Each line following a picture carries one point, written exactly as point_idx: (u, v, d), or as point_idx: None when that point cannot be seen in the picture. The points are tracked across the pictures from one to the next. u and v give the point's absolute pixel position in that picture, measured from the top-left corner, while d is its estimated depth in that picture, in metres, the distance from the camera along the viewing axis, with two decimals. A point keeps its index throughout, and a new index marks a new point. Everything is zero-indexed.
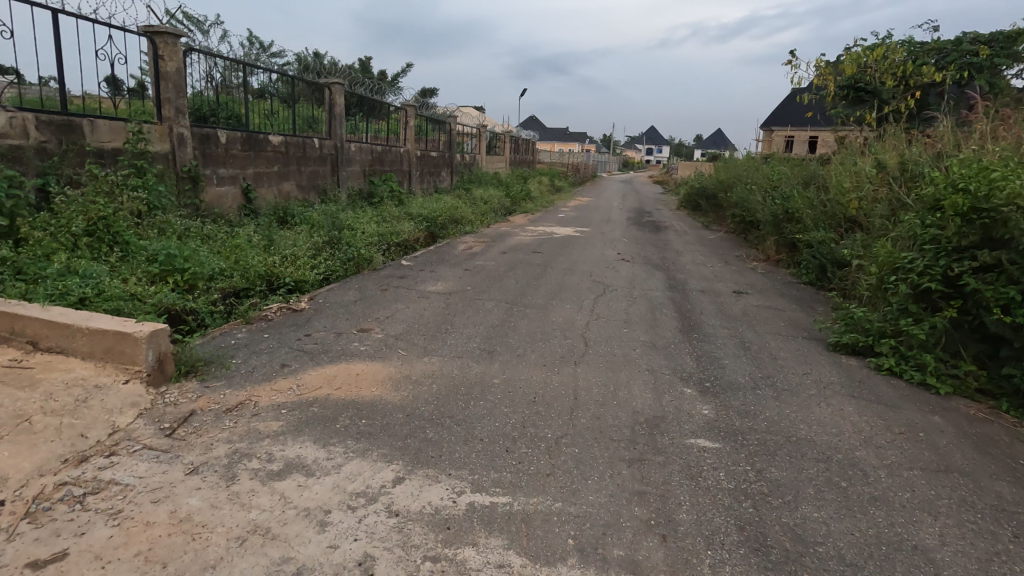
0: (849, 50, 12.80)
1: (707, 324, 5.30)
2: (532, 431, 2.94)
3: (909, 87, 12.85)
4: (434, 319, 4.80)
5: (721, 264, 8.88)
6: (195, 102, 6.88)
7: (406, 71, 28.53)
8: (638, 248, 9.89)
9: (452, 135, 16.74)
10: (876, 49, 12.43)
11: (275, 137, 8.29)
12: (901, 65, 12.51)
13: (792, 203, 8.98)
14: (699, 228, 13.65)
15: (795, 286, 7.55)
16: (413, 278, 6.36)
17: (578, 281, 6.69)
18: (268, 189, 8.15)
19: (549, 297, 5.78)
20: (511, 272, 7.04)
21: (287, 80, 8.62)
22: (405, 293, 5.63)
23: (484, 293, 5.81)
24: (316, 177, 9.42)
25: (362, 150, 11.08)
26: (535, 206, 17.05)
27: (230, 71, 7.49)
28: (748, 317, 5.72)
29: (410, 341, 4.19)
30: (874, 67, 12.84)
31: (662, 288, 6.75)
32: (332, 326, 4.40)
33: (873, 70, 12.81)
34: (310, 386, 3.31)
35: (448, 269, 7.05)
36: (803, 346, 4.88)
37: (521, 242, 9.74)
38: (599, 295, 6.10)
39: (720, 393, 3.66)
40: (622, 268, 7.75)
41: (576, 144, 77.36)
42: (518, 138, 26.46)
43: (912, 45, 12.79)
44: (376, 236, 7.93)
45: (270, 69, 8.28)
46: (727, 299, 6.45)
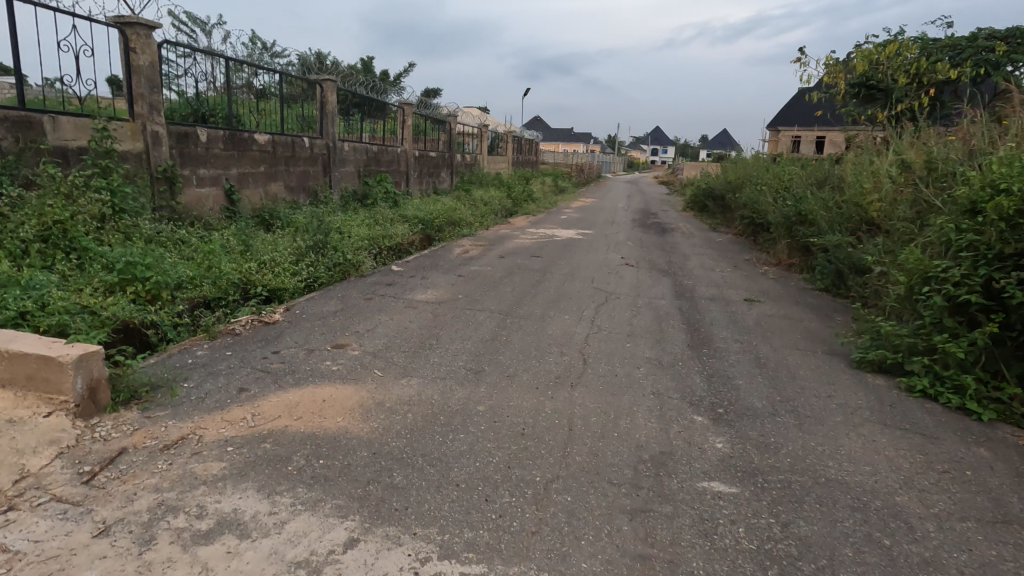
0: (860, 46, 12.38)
1: (718, 337, 4.86)
2: (518, 474, 2.52)
3: (923, 85, 12.35)
4: (419, 333, 4.39)
5: (731, 269, 8.43)
6: (194, 103, 6.85)
7: (408, 71, 28.19)
8: (644, 252, 9.44)
9: (452, 135, 16.33)
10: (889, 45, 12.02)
11: (262, 136, 7.92)
12: (914, 62, 12.06)
13: (806, 205, 8.52)
14: (707, 230, 13.17)
15: (810, 294, 7.10)
16: (402, 285, 5.95)
17: (579, 288, 6.25)
18: (254, 191, 7.77)
19: (547, 306, 5.35)
20: (508, 279, 6.61)
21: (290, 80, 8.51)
22: (391, 303, 5.23)
23: (477, 302, 5.39)
24: (307, 178, 9.03)
25: (357, 150, 10.69)
26: (537, 207, 16.60)
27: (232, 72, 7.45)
28: (763, 329, 5.26)
29: (389, 359, 3.78)
30: (886, 64, 12.40)
31: (669, 296, 6.31)
32: (304, 342, 3.99)
33: (885, 68, 12.37)
34: (267, 416, 2.90)
35: (440, 275, 6.64)
36: (825, 362, 4.43)
37: (521, 246, 9.31)
38: (601, 303, 5.68)
39: (735, 422, 3.23)
40: (626, 274, 7.31)
41: (581, 144, 76.78)
42: (521, 138, 26.00)
43: (926, 41, 12.33)
44: (366, 240, 7.56)
45: (274, 69, 8.19)
46: (739, 308, 6.00)
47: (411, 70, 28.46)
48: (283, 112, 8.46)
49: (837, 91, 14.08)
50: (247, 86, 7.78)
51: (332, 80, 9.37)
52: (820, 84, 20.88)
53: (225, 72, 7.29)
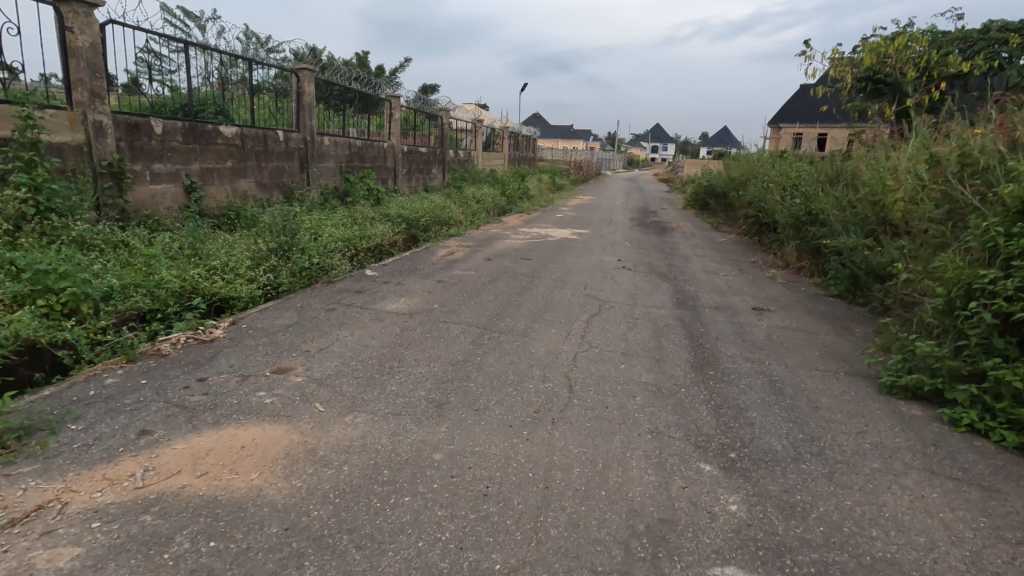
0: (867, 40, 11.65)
1: (726, 356, 4.26)
2: (470, 560, 1.91)
3: (932, 79, 11.78)
4: (379, 352, 3.78)
5: (735, 273, 7.82)
6: (193, 98, 6.85)
7: (402, 65, 27.55)
8: (643, 253, 8.82)
9: (445, 130, 15.69)
10: (897, 39, 11.30)
11: (229, 128, 7.30)
12: (923, 55, 11.40)
13: (817, 205, 7.91)
14: (709, 230, 12.54)
15: (824, 301, 6.49)
16: (372, 293, 5.34)
17: (570, 297, 5.64)
18: (219, 188, 7.16)
19: (532, 319, 4.75)
20: (492, 285, 6.00)
21: (286, 75, 8.48)
22: (356, 314, 4.62)
23: (454, 313, 4.79)
24: (280, 174, 8.41)
25: (338, 144, 10.07)
26: (533, 205, 15.96)
27: (227, 68, 7.45)
28: (776, 345, 4.66)
29: (337, 389, 3.17)
30: (894, 58, 11.75)
31: (671, 305, 5.71)
32: (240, 366, 3.39)
33: (892, 61, 11.71)
34: (164, 471, 2.30)
35: (417, 280, 6.02)
36: (850, 388, 3.83)
37: (510, 247, 8.70)
38: (594, 315, 5.08)
39: (751, 472, 2.63)
40: (622, 279, 6.70)
41: (580, 142, 76.04)
42: (518, 135, 25.32)
43: (935, 32, 11.60)
44: (340, 241, 6.97)
45: (270, 64, 8.15)
46: (747, 319, 5.40)
47: (406, 66, 27.83)
48: (252, 103, 7.82)
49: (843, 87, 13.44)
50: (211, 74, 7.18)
51: (309, 68, 8.73)
52: (825, 78, 20.19)
53: (221, 67, 7.31)
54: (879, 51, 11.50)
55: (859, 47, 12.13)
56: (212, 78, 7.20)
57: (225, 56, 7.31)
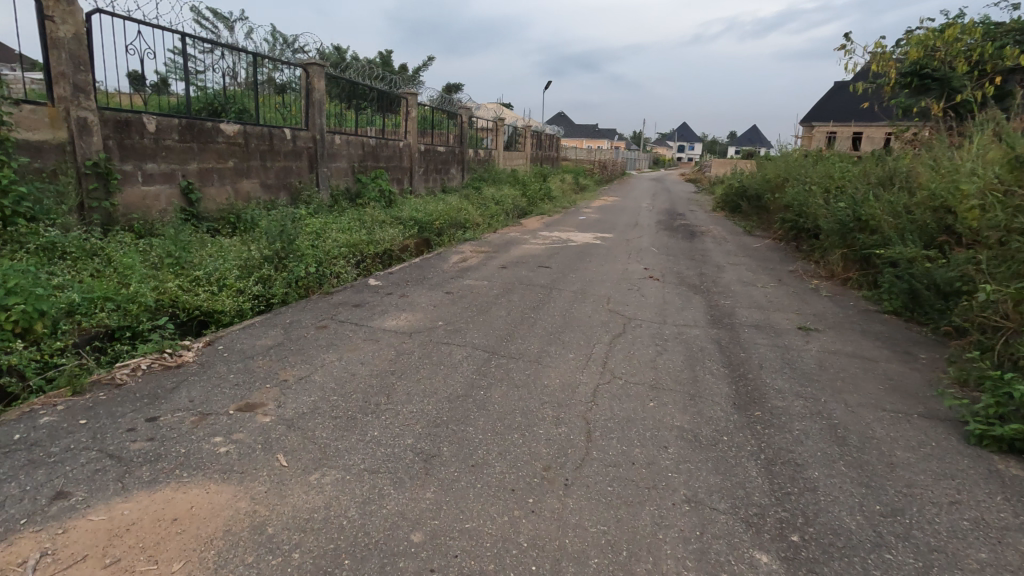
0: (913, 32, 10.76)
1: (774, 391, 3.63)
2: None
3: (986, 73, 10.81)
4: (367, 383, 3.26)
5: (774, 284, 7.12)
6: (217, 98, 6.84)
7: (426, 64, 27.33)
8: (671, 261, 8.16)
9: (465, 129, 15.18)
10: (948, 30, 10.38)
11: (232, 127, 6.91)
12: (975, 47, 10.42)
13: (869, 210, 7.15)
14: (742, 235, 11.77)
15: (878, 320, 5.77)
16: (371, 307, 4.84)
17: (591, 313, 5.06)
18: (220, 189, 6.77)
19: (547, 341, 4.18)
20: (506, 297, 5.46)
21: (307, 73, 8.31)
22: (348, 335, 4.12)
23: (459, 334, 4.25)
24: (288, 174, 8.00)
25: (351, 143, 9.64)
26: (555, 207, 15.36)
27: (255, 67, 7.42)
28: (831, 377, 4.00)
29: (308, 434, 2.65)
30: (942, 51, 10.80)
31: (705, 323, 5.08)
32: (203, 401, 2.91)
33: (941, 55, 10.82)
34: (66, 557, 1.81)
35: (423, 292, 5.52)
36: (928, 436, 3.17)
37: (528, 253, 8.14)
38: (618, 335, 4.49)
39: (821, 566, 2.03)
40: (649, 291, 6.09)
41: (605, 141, 74.87)
42: (541, 134, 24.68)
43: (988, 24, 10.71)
44: (344, 247, 6.51)
45: (293, 65, 8.13)
46: (795, 342, 4.74)
47: (429, 65, 27.51)
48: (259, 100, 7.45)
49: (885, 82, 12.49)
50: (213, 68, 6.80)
51: (317, 62, 8.29)
52: (864, 74, 19.08)
53: (248, 66, 7.28)
54: (926, 43, 10.55)
55: (903, 40, 11.18)
56: (239, 78, 7.18)
57: (253, 56, 7.28)
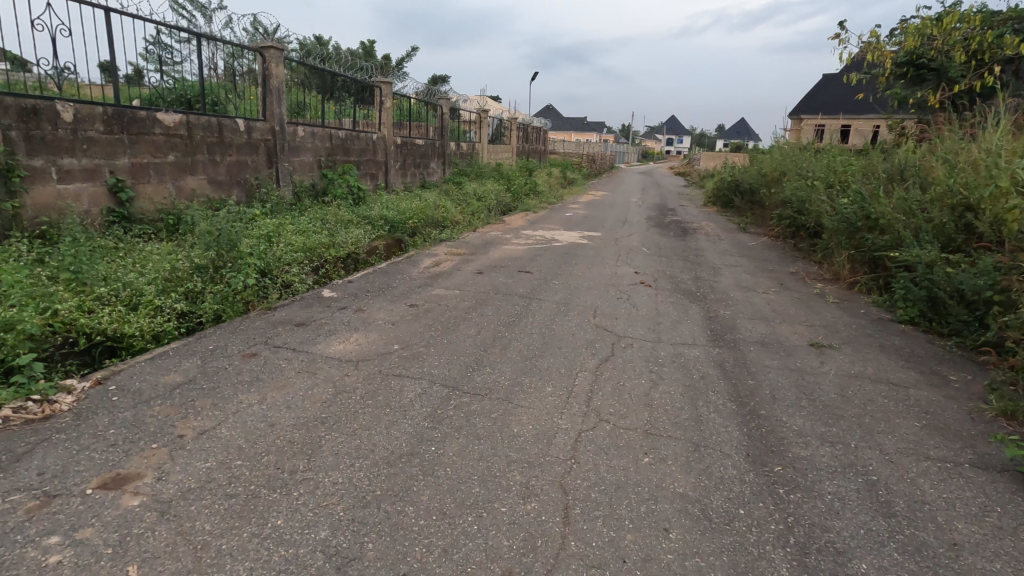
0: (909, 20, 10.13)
1: (794, 434, 2.98)
2: None
3: (984, 63, 10.22)
4: (286, 438, 2.56)
5: (777, 289, 6.51)
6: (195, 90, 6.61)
7: (409, 54, 26.43)
8: (664, 263, 7.52)
9: (446, 120, 14.40)
10: (946, 17, 9.73)
11: (173, 116, 6.13)
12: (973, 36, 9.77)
13: (879, 208, 6.54)
14: (736, 232, 11.17)
15: (896, 333, 5.16)
16: (318, 327, 4.14)
17: (574, 330, 4.38)
18: (158, 187, 6.01)
19: (520, 371, 3.51)
20: (478, 311, 4.77)
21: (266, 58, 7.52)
22: (280, 366, 3.41)
23: (417, 361, 3.57)
24: (242, 169, 7.23)
25: (317, 135, 8.85)
26: (540, 203, 14.65)
27: (236, 58, 7.14)
28: (857, 410, 3.38)
29: (184, 527, 1.96)
30: (938, 40, 10.15)
31: (706, 341, 4.43)
32: (58, 476, 2.19)
33: (938, 44, 10.22)
34: None
35: (384, 304, 4.82)
36: (991, 497, 2.54)
37: (509, 255, 7.45)
38: (606, 360, 3.82)
39: None
40: (641, 300, 5.43)
41: (594, 135, 74.18)
42: (528, 126, 23.92)
43: (986, 10, 10.10)
44: (299, 252, 5.80)
45: (258, 49, 7.43)
46: (808, 364, 4.11)
47: (413, 55, 26.62)
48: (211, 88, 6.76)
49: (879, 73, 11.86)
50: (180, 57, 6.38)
51: (275, 46, 7.51)
52: (860, 62, 18.43)
53: (228, 57, 7.01)
54: (922, 33, 9.88)
55: (897, 30, 10.51)
56: (220, 69, 6.91)
57: (234, 46, 7.01)
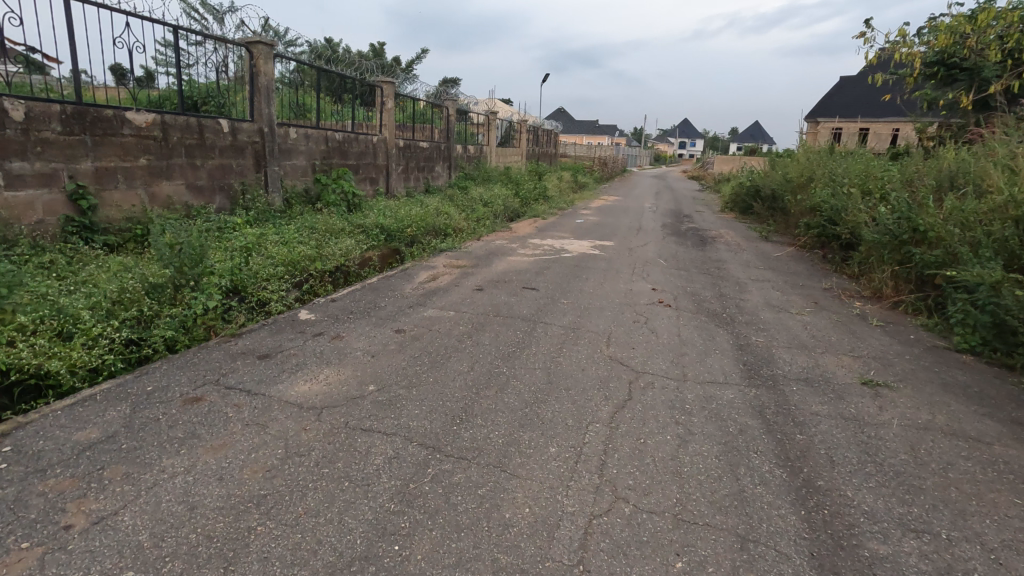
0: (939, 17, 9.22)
1: (867, 521, 2.33)
2: None
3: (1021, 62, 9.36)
4: (204, 533, 1.95)
5: (813, 310, 5.82)
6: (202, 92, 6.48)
7: (420, 56, 26.05)
8: (683, 278, 6.85)
9: (452, 123, 13.83)
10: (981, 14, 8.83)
11: (145, 115, 5.58)
12: (1010, 35, 8.89)
13: (928, 220, 5.83)
14: (759, 241, 10.45)
15: (958, 365, 4.46)
16: (284, 360, 3.54)
17: (585, 364, 3.74)
18: (127, 193, 5.47)
19: (518, 424, 2.88)
20: (474, 338, 4.14)
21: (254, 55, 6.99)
22: (225, 415, 2.79)
23: (393, 410, 2.95)
24: (226, 174, 6.69)
25: (311, 137, 8.29)
26: (550, 208, 14.01)
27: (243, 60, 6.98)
28: (939, 481, 2.70)
29: None
30: (971, 39, 9.22)
31: (740, 378, 3.77)
32: None
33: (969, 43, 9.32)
34: None
35: (366, 330, 4.21)
36: None
37: (514, 268, 6.82)
38: (623, 407, 3.18)
39: None
40: (661, 324, 4.79)
41: (606, 138, 73.40)
42: (539, 129, 23.30)
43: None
44: (280, 266, 5.23)
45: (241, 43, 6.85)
46: (865, 410, 3.43)
47: (423, 58, 26.20)
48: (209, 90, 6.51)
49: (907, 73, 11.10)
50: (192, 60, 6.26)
51: (263, 41, 6.96)
52: (888, 59, 17.52)
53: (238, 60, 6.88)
54: (954, 31, 8.98)
55: (926, 28, 9.76)
56: (229, 72, 6.77)
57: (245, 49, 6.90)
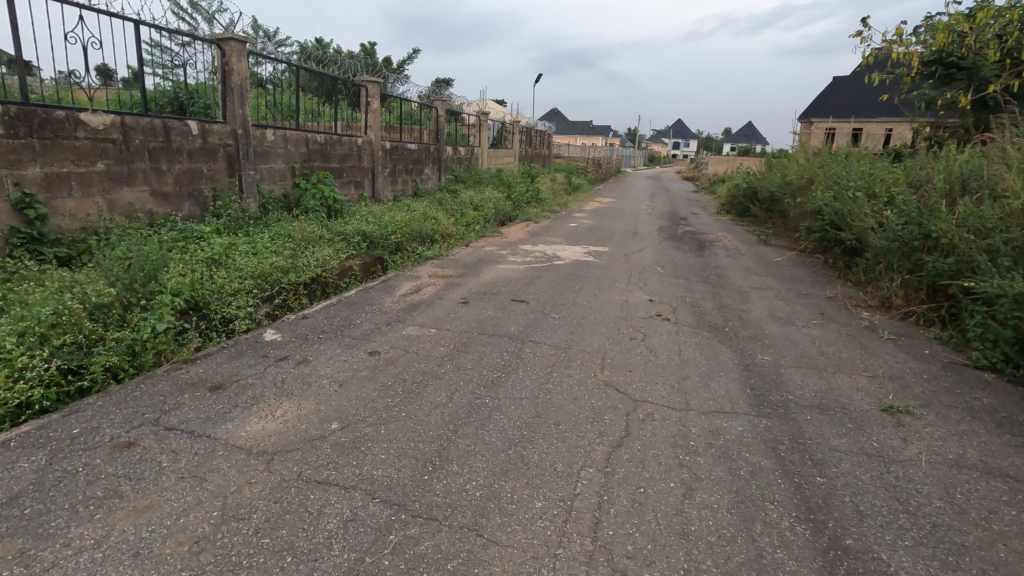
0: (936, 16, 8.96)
1: None
2: None
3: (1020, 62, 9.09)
4: None
5: (820, 322, 5.47)
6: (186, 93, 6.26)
7: (412, 56, 25.68)
8: (682, 287, 6.49)
9: (441, 124, 13.42)
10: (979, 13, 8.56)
11: (102, 117, 5.18)
12: (1010, 34, 8.61)
13: (940, 226, 5.49)
14: (758, 245, 10.10)
15: (981, 385, 4.11)
16: (239, 393, 3.14)
17: (577, 392, 3.36)
18: (82, 201, 5.06)
19: (498, 472, 2.49)
20: (454, 362, 3.75)
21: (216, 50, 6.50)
22: (157, 466, 2.40)
23: (356, 456, 2.55)
24: (196, 179, 6.28)
25: (290, 139, 7.87)
26: (544, 211, 13.63)
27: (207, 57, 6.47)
28: (984, 537, 2.33)
29: None
30: (968, 38, 8.95)
31: (748, 407, 3.40)
32: None
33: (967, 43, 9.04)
34: None
35: (335, 353, 3.82)
36: None
37: (503, 278, 6.44)
38: (619, 446, 2.80)
39: None
40: (661, 342, 4.42)
41: (600, 138, 73.18)
42: (532, 130, 22.93)
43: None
44: (248, 279, 4.83)
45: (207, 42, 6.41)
46: (889, 445, 3.07)
47: (415, 58, 25.79)
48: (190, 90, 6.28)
49: (904, 73, 10.80)
50: (177, 61, 6.07)
51: (235, 37, 6.54)
52: (885, 57, 17.20)
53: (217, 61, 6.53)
54: (951, 30, 8.71)
55: (922, 26, 9.43)
56: (216, 72, 6.55)
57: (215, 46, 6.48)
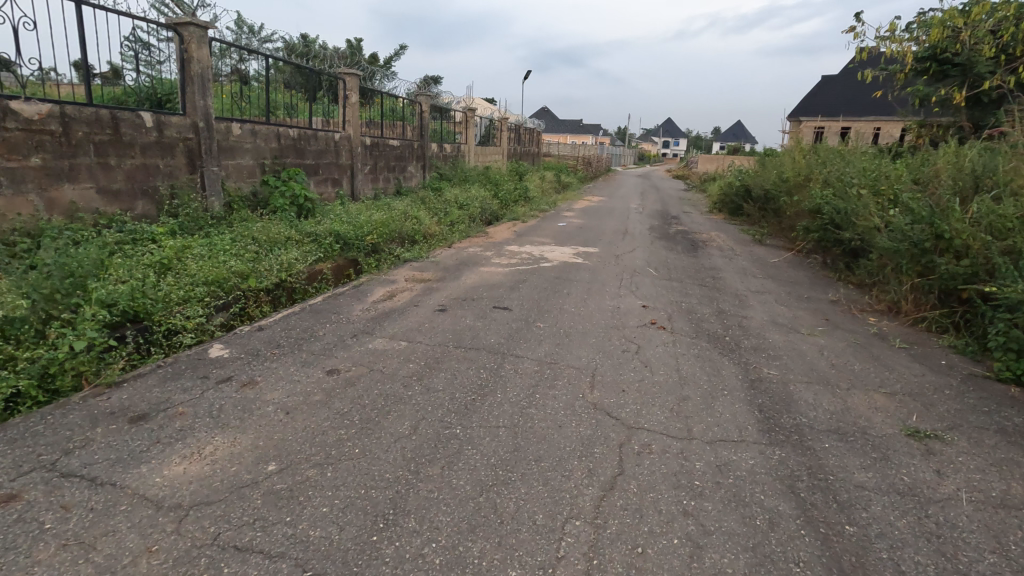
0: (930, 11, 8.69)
1: None
2: None
3: (1016, 57, 8.80)
4: None
5: (826, 329, 5.07)
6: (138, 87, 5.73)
7: (399, 52, 25.13)
8: (677, 291, 6.07)
9: (426, 119, 12.93)
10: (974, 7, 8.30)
11: (37, 106, 4.67)
12: (1006, 28, 8.34)
13: (953, 226, 5.11)
14: (754, 245, 9.72)
15: (1008, 401, 3.72)
16: (163, 425, 2.66)
17: (563, 420, 2.91)
18: (14, 200, 4.56)
19: (464, 530, 2.03)
20: (423, 383, 3.28)
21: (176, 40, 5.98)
22: (37, 529, 1.92)
23: (292, 511, 2.09)
24: (150, 175, 5.76)
25: (259, 133, 7.34)
26: (532, 210, 13.20)
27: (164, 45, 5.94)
28: None
29: None
30: (964, 33, 8.68)
31: (759, 434, 2.97)
32: None
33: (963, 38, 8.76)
34: None
35: (288, 373, 3.34)
36: None
37: (487, 282, 5.98)
38: (612, 489, 2.36)
39: None
40: (656, 356, 3.98)
41: (590, 137, 72.88)
42: (521, 128, 22.47)
43: None
44: (199, 285, 4.33)
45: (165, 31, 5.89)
46: (923, 480, 2.66)
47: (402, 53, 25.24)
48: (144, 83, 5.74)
49: (898, 69, 10.53)
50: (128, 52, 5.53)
51: (193, 22, 6.01)
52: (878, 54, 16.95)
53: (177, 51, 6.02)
54: (946, 24, 8.44)
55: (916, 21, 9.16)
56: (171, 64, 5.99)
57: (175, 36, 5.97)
